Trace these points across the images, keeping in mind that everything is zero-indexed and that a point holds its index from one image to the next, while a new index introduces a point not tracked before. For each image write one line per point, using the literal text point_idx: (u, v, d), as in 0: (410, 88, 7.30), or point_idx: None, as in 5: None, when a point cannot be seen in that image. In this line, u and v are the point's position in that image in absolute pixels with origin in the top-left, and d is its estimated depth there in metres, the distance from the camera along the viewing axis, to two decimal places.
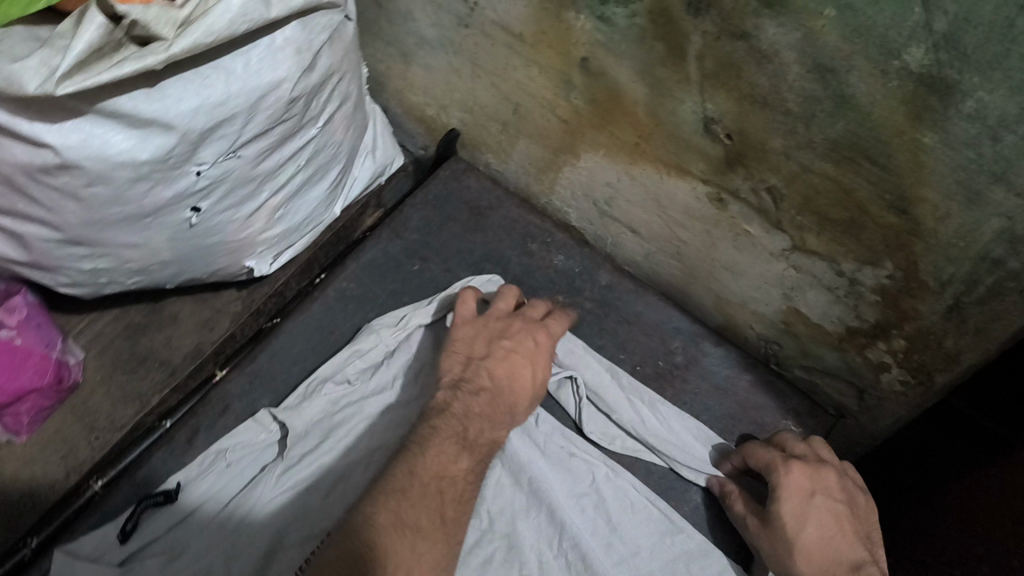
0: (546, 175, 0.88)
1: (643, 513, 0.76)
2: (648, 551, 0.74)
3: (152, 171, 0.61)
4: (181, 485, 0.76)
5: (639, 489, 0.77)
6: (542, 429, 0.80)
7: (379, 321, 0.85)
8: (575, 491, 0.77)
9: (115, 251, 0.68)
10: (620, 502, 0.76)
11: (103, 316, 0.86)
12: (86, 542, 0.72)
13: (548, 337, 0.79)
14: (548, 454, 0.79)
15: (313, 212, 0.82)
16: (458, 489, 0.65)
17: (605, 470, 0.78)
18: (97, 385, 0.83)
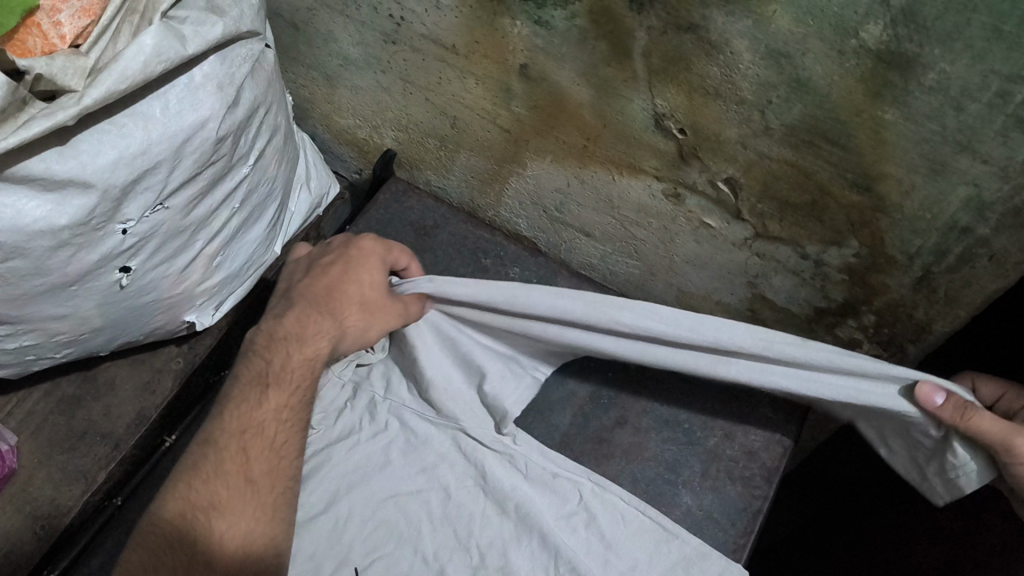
0: (491, 186, 0.85)
1: (638, 525, 0.71)
2: (647, 562, 0.70)
3: (75, 236, 0.56)
4: None
5: (628, 499, 0.72)
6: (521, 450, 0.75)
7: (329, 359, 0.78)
8: (564, 511, 0.73)
9: (39, 326, 0.62)
10: (610, 518, 0.72)
11: (32, 393, 0.78)
12: None
13: (375, 246, 0.69)
14: (530, 476, 0.74)
15: (251, 254, 0.77)
16: (268, 437, 0.61)
17: (590, 486, 0.73)
18: (35, 470, 0.75)
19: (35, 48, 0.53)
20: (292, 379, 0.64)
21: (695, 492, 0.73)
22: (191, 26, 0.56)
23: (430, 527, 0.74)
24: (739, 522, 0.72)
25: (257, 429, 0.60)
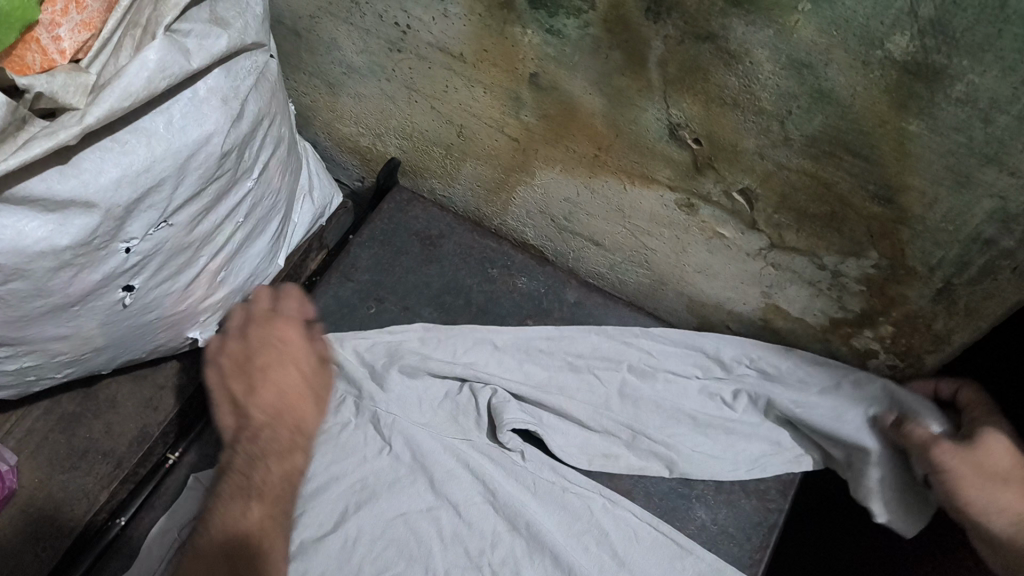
0: (498, 196, 0.82)
1: (654, 542, 0.70)
2: None
3: (77, 256, 0.54)
4: None
5: (640, 513, 0.72)
6: (531, 465, 0.74)
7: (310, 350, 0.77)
8: (575, 529, 0.72)
9: (40, 347, 0.60)
10: (624, 534, 0.71)
11: (33, 410, 0.77)
12: None
13: (287, 321, 0.65)
14: (537, 492, 0.73)
15: (257, 268, 0.75)
16: (254, 551, 0.55)
17: (601, 501, 0.73)
18: (35, 490, 0.74)
19: (34, 64, 0.51)
20: (274, 492, 0.58)
21: (709, 506, 0.73)
22: (195, 40, 0.54)
23: (440, 547, 0.71)
24: (754, 537, 0.71)
25: (241, 542, 0.55)
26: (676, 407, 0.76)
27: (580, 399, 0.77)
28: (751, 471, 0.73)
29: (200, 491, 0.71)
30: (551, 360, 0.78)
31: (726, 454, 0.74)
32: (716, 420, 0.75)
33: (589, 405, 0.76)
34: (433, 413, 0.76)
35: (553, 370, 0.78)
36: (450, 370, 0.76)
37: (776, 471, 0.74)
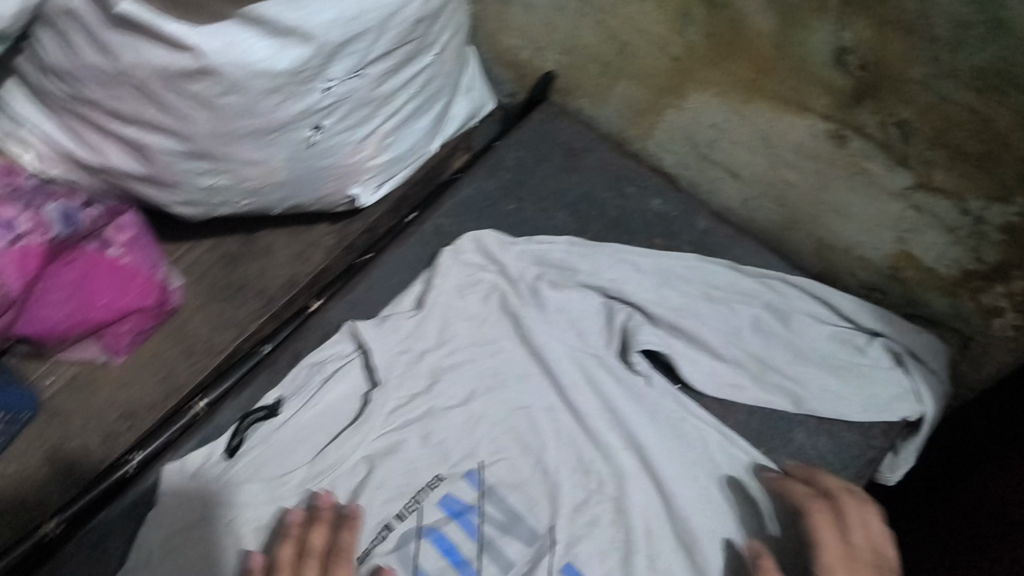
0: (644, 118, 0.86)
1: (759, 478, 0.73)
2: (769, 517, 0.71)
3: (287, 84, 0.62)
4: (281, 400, 0.75)
5: (754, 456, 0.74)
6: (653, 391, 0.77)
7: (459, 245, 0.82)
8: (689, 456, 0.74)
9: (236, 167, 0.68)
10: (733, 463, 0.74)
11: (199, 245, 0.85)
12: (195, 457, 0.71)
13: None
14: (655, 417, 0.76)
15: (417, 144, 0.80)
16: None
17: (717, 437, 0.75)
18: (194, 311, 0.82)
19: None
20: None
21: (811, 433, 0.76)
22: None
23: (555, 444, 0.74)
24: (850, 467, 0.75)
25: None
26: (810, 348, 0.77)
27: (714, 327, 0.78)
28: (880, 415, 0.76)
29: (347, 338, 0.78)
30: (689, 288, 0.79)
31: (858, 394, 0.76)
32: (848, 365, 0.77)
33: (723, 334, 0.77)
34: (568, 320, 0.79)
35: (690, 296, 0.79)
36: (595, 283, 0.80)
37: (896, 416, 0.75)
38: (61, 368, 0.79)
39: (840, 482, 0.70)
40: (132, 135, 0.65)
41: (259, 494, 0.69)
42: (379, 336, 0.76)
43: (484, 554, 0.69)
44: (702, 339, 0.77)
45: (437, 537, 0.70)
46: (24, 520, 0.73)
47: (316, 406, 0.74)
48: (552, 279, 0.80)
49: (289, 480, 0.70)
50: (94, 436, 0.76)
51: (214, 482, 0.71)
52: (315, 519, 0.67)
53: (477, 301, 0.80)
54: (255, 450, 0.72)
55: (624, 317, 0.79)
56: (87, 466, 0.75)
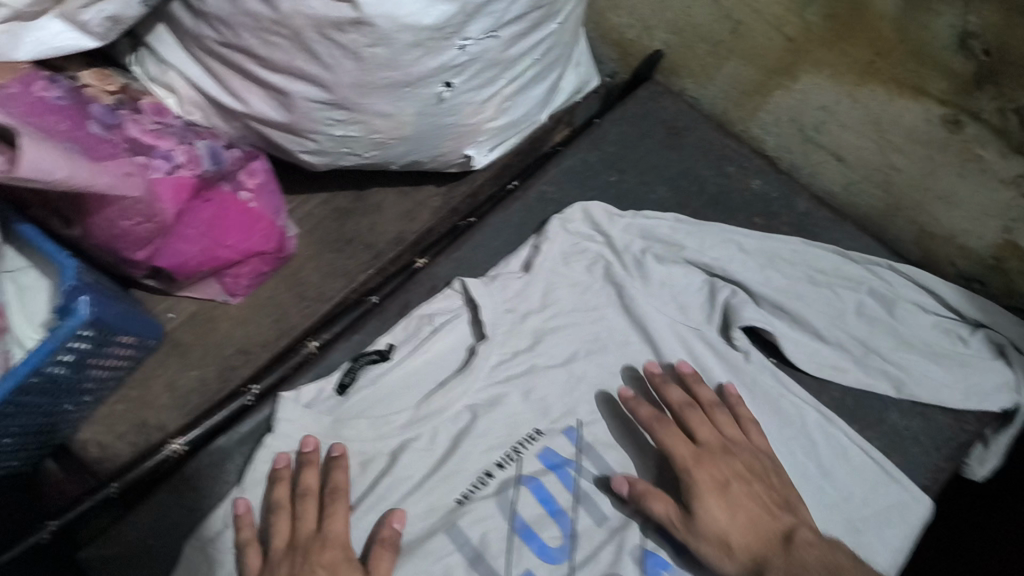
0: (750, 99, 0.88)
1: (854, 462, 0.76)
2: (860, 498, 0.75)
3: (428, 39, 0.65)
4: (392, 346, 0.78)
5: (852, 438, 0.77)
6: (752, 367, 0.79)
7: (562, 217, 0.85)
8: (785, 432, 0.77)
9: (369, 119, 0.72)
10: (832, 446, 0.76)
11: (313, 198, 0.89)
12: (308, 392, 0.75)
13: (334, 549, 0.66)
14: (753, 393, 0.78)
15: (530, 111, 0.83)
16: None
17: (815, 417, 0.77)
18: (308, 259, 0.87)
19: None
20: None
21: (903, 412, 0.79)
22: None
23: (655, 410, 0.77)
24: (943, 449, 0.78)
25: None
26: (914, 337, 0.79)
27: (817, 309, 0.80)
28: (981, 403, 0.77)
29: (457, 294, 0.81)
30: (793, 270, 0.82)
31: (960, 384, 0.78)
32: (950, 353, 0.79)
33: (825, 315, 0.80)
34: (672, 293, 0.82)
35: (794, 279, 0.81)
36: (699, 261, 0.82)
37: (996, 405, 0.77)
38: (182, 305, 0.84)
39: (699, 385, 0.76)
40: (277, 82, 0.69)
41: (366, 430, 0.73)
42: (492, 294, 0.79)
43: (580, 505, 0.73)
44: (804, 320, 0.80)
45: (536, 487, 0.73)
46: (146, 441, 0.78)
47: (424, 354, 0.78)
48: (659, 254, 0.83)
49: (394, 419, 0.74)
50: (212, 369, 0.81)
51: (326, 414, 0.74)
52: (303, 463, 0.71)
53: (583, 271, 0.83)
54: (364, 390, 0.75)
55: (728, 295, 0.81)
56: (205, 396, 0.80)
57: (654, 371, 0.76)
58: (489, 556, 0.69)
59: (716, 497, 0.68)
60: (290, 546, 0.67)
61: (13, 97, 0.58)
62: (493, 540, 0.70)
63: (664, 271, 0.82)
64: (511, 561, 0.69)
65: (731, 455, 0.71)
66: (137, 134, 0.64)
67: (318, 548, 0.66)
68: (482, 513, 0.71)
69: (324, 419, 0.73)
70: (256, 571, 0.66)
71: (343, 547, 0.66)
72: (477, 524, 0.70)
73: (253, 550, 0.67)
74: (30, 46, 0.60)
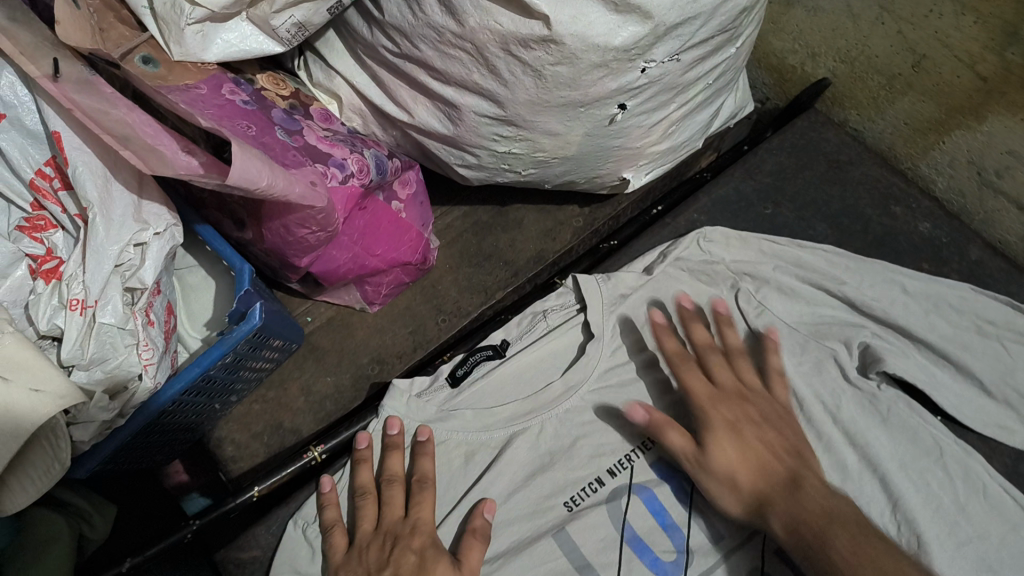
0: (921, 138, 0.84)
1: (996, 500, 0.68)
2: (999, 538, 0.67)
3: (614, 60, 0.62)
4: (505, 342, 0.78)
5: (993, 473, 0.69)
6: (885, 396, 0.72)
7: (707, 232, 0.80)
8: (918, 463, 0.69)
9: (535, 136, 0.70)
10: (970, 482, 0.69)
11: (454, 211, 0.87)
12: (431, 394, 0.74)
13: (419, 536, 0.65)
14: (888, 423, 0.71)
15: (693, 136, 0.79)
16: None
17: (955, 447, 0.70)
18: (446, 271, 0.85)
19: None
20: None
21: None
22: None
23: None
24: None
25: None
26: None
27: (987, 364, 0.73)
28: None
29: (570, 291, 0.79)
30: (960, 319, 0.75)
31: None
32: None
33: (994, 371, 0.72)
34: (813, 320, 0.76)
35: (961, 329, 0.75)
36: (857, 298, 0.76)
37: None
38: (319, 310, 0.83)
39: (727, 327, 0.74)
40: (448, 94, 0.67)
41: (470, 420, 0.73)
42: (603, 288, 0.77)
43: (694, 519, 0.70)
44: (967, 369, 0.73)
45: (647, 497, 0.71)
46: (281, 444, 0.78)
47: (542, 349, 0.76)
48: (791, 282, 0.78)
49: (499, 412, 0.73)
50: (346, 376, 0.81)
51: (436, 404, 0.74)
52: (389, 446, 0.70)
53: (704, 282, 0.79)
54: (477, 383, 0.75)
55: (884, 339, 0.74)
56: (340, 403, 0.80)
57: (683, 301, 0.75)
58: (599, 566, 0.67)
59: (726, 438, 0.66)
60: (378, 530, 0.66)
61: (204, 97, 0.58)
62: (604, 551, 0.68)
63: (799, 304, 0.77)
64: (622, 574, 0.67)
65: (748, 402, 0.69)
66: (314, 141, 0.64)
67: (406, 534, 0.65)
68: (593, 521, 0.69)
69: (428, 411, 0.73)
70: (341, 550, 0.66)
71: (431, 534, 0.66)
72: (586, 530, 0.69)
73: (338, 530, 0.67)
74: (219, 48, 0.60)
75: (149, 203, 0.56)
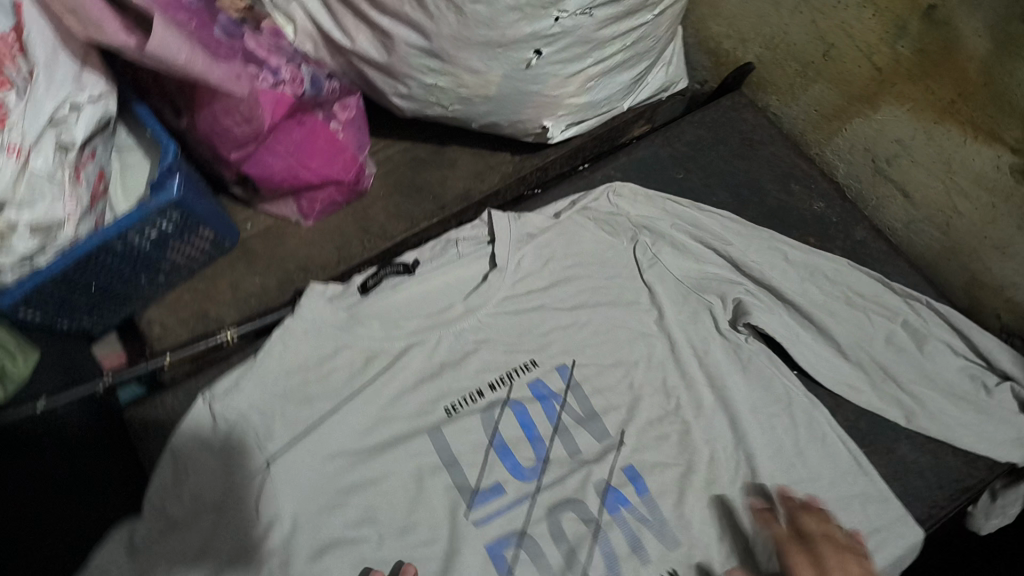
0: (829, 124, 0.89)
1: (832, 449, 0.75)
2: (829, 482, 0.73)
3: (528, 5, 0.70)
4: (417, 263, 0.84)
5: (834, 425, 0.76)
6: (749, 347, 0.79)
7: (618, 186, 0.88)
8: (768, 408, 0.76)
9: (460, 72, 0.76)
10: (811, 431, 0.75)
11: (396, 145, 0.95)
12: (339, 294, 0.80)
13: None
14: (746, 369, 0.78)
15: (613, 96, 0.86)
16: None
17: (803, 400, 0.77)
18: (379, 198, 0.92)
19: None
20: None
21: (914, 445, 0.77)
22: None
23: (645, 367, 0.79)
24: (946, 488, 0.76)
25: None
26: (936, 373, 0.78)
27: (848, 329, 0.80)
28: (996, 452, 0.75)
29: (484, 225, 0.85)
30: (831, 288, 0.82)
31: (975, 430, 0.76)
32: (972, 399, 0.77)
33: (851, 335, 0.79)
34: (697, 274, 0.84)
35: (830, 296, 0.81)
36: (738, 259, 0.83)
37: (1006, 457, 0.75)
38: (258, 219, 0.90)
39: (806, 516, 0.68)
40: (382, 23, 0.74)
41: (375, 329, 0.79)
42: (512, 225, 0.84)
43: (558, 436, 0.75)
44: (828, 332, 0.79)
45: (520, 411, 0.76)
46: (202, 331, 0.85)
47: (447, 274, 0.83)
48: (688, 241, 0.85)
49: (403, 326, 0.80)
50: (272, 279, 0.88)
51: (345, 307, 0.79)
52: None
53: (608, 232, 0.86)
54: (385, 294, 0.80)
55: (755, 296, 0.81)
56: (263, 301, 0.86)
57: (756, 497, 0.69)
58: (465, 463, 0.74)
59: None
60: None
61: None
62: (471, 450, 0.74)
63: (683, 258, 0.84)
64: (483, 473, 0.73)
65: None
66: (253, 47, 0.71)
67: None
68: (467, 426, 0.75)
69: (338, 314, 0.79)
70: None
71: None
72: (457, 433, 0.75)
73: None
74: None
75: (89, 75, 0.63)
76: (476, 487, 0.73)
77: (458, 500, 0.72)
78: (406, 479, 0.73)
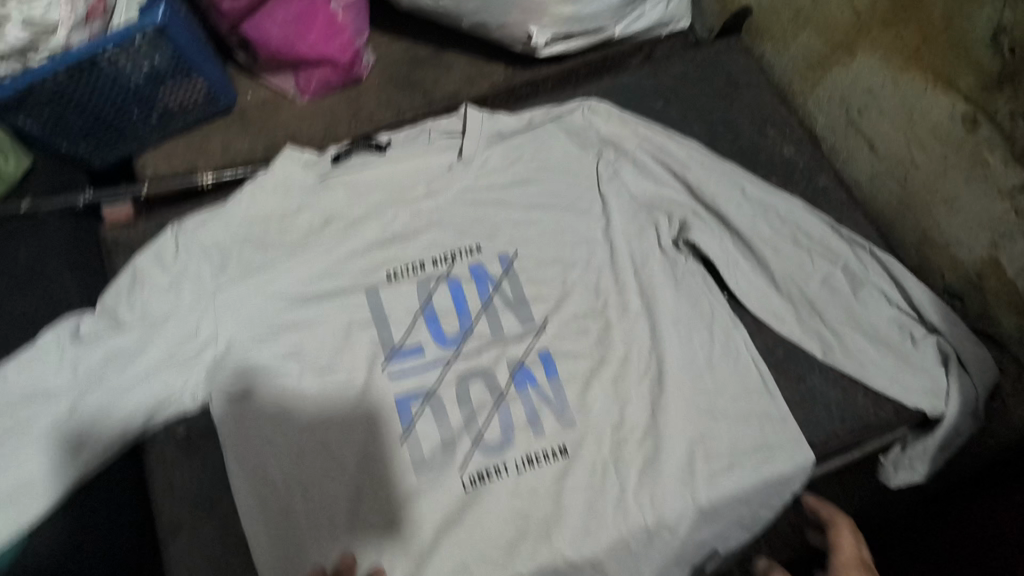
0: (813, 73, 0.90)
1: (742, 368, 0.77)
2: (731, 396, 0.75)
3: None
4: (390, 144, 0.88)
5: (750, 347, 0.78)
6: (686, 266, 0.82)
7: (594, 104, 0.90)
8: (690, 321, 0.79)
9: None
10: (725, 349, 0.78)
11: (398, 43, 1.00)
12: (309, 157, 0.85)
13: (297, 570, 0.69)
14: (677, 284, 0.81)
15: (602, 14, 0.89)
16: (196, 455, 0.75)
17: (726, 320, 0.79)
18: (373, 87, 0.97)
19: None
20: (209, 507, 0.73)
21: (826, 378, 0.79)
22: None
23: (581, 268, 0.82)
24: (846, 421, 0.78)
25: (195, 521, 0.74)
26: (865, 318, 0.78)
27: (787, 263, 0.81)
28: (906, 397, 0.76)
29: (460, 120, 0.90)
30: (782, 226, 0.82)
31: (890, 374, 0.77)
32: (895, 346, 0.77)
33: (787, 268, 0.81)
34: (651, 194, 0.86)
35: (777, 233, 0.82)
36: (694, 184, 0.85)
37: (916, 404, 0.76)
38: (259, 90, 0.97)
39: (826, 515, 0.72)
40: None
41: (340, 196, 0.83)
42: (483, 122, 0.87)
43: (484, 314, 0.79)
44: (765, 262, 0.81)
45: (454, 286, 0.81)
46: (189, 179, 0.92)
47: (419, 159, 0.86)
48: (647, 160, 0.87)
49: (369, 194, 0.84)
50: (260, 143, 0.93)
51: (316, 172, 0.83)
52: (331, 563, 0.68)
53: (577, 143, 0.88)
54: (350, 166, 0.84)
55: (701, 219, 0.83)
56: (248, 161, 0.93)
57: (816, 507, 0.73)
58: (393, 323, 0.79)
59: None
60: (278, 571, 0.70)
61: None
62: (401, 312, 0.79)
63: (644, 176, 0.86)
64: (408, 333, 0.78)
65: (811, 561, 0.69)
66: None
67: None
68: (403, 290, 0.80)
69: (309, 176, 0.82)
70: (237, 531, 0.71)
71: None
72: (391, 296, 0.80)
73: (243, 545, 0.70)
74: None
75: None
76: (398, 344, 0.78)
77: (378, 352, 0.77)
78: (336, 327, 0.78)
